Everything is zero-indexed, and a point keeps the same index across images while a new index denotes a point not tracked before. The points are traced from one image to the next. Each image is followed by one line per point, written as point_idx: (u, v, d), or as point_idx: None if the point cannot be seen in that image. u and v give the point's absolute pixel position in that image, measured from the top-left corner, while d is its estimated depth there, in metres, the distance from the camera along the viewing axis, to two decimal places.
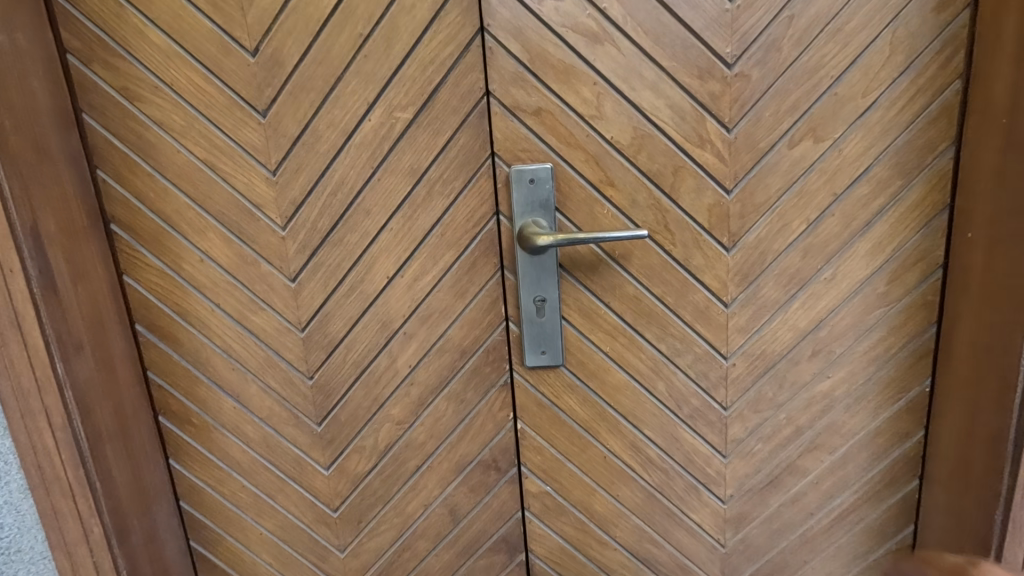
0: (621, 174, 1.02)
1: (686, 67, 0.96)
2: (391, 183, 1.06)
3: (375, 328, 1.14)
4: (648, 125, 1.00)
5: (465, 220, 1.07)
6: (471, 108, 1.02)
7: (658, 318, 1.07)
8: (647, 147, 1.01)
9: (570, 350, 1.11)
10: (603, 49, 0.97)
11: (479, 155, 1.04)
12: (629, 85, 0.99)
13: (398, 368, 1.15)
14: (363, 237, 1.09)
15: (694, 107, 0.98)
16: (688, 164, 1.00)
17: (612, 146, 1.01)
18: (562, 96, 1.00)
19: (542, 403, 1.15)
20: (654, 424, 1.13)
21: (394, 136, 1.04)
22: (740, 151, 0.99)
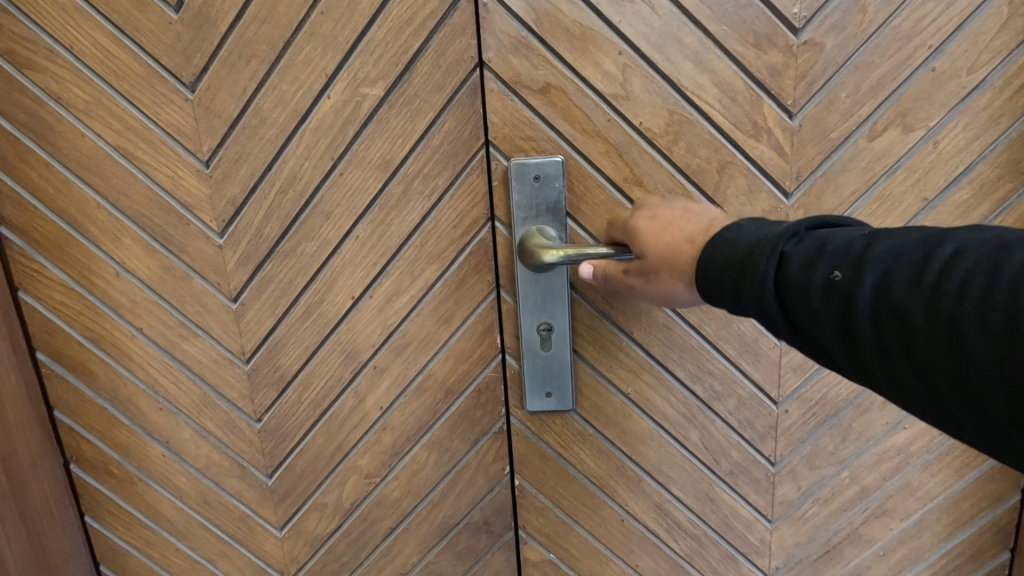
0: (651, 171, 0.81)
1: (740, 33, 0.75)
2: (356, 179, 0.83)
3: (337, 360, 0.91)
4: (687, 108, 0.78)
5: (452, 226, 0.84)
6: (459, 83, 0.79)
7: (694, 352, 0.86)
8: (686, 136, 0.79)
9: (582, 391, 0.89)
10: (632, 7, 0.75)
11: (469, 145, 0.81)
12: (664, 56, 0.76)
13: (367, 410, 0.93)
14: (321, 247, 0.86)
15: (748, 85, 0.77)
16: (738, 160, 0.79)
17: (640, 135, 0.80)
18: (577, 70, 0.78)
19: (546, 455, 0.93)
20: (685, 482, 0.92)
21: (360, 118, 0.81)
22: (806, 142, 0.78)
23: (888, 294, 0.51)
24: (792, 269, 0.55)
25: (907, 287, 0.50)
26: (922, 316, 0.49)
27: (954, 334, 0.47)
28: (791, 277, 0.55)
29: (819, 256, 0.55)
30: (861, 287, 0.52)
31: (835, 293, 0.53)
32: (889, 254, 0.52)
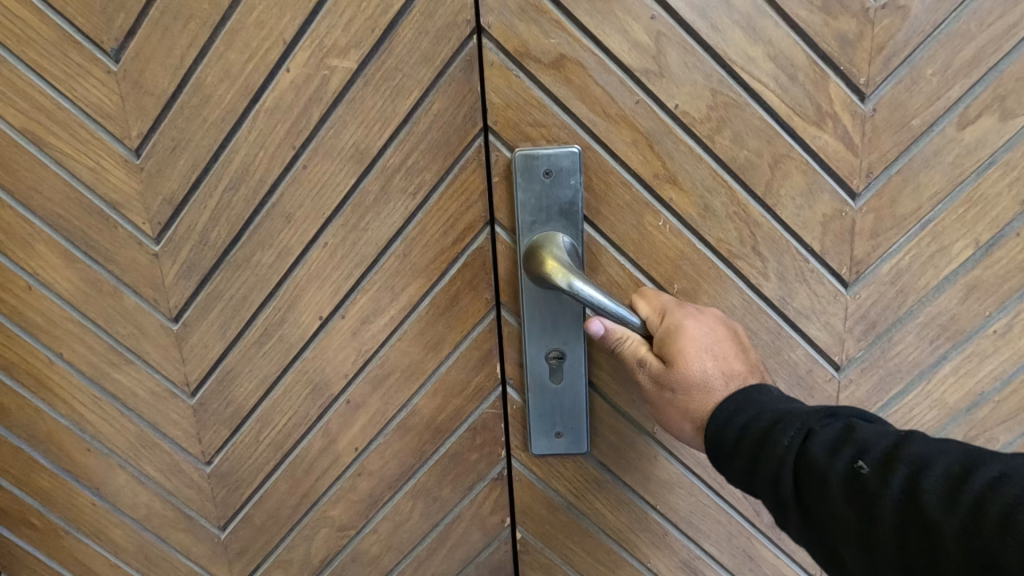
0: (688, 166, 0.67)
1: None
2: (325, 172, 0.67)
3: (303, 393, 0.75)
4: (737, 87, 0.65)
5: (441, 233, 0.68)
6: (451, 54, 0.63)
7: None
8: (732, 122, 0.66)
9: (597, 427, 0.74)
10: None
11: (463, 132, 0.66)
12: (711, 23, 0.63)
13: (339, 453, 0.77)
14: (282, 256, 0.70)
15: (810, 59, 0.64)
16: (795, 152, 0.66)
17: (677, 122, 0.66)
18: (598, 39, 0.63)
19: (553, 503, 0.78)
20: (718, 536, 0.77)
21: (328, 97, 0.65)
22: (881, 131, 0.66)
23: (911, 502, 0.44)
24: (813, 451, 0.50)
25: (934, 499, 0.43)
26: (946, 540, 0.42)
27: None
28: (810, 461, 0.50)
29: (845, 443, 0.49)
30: (884, 487, 0.46)
31: (856, 489, 0.47)
32: (922, 456, 0.45)
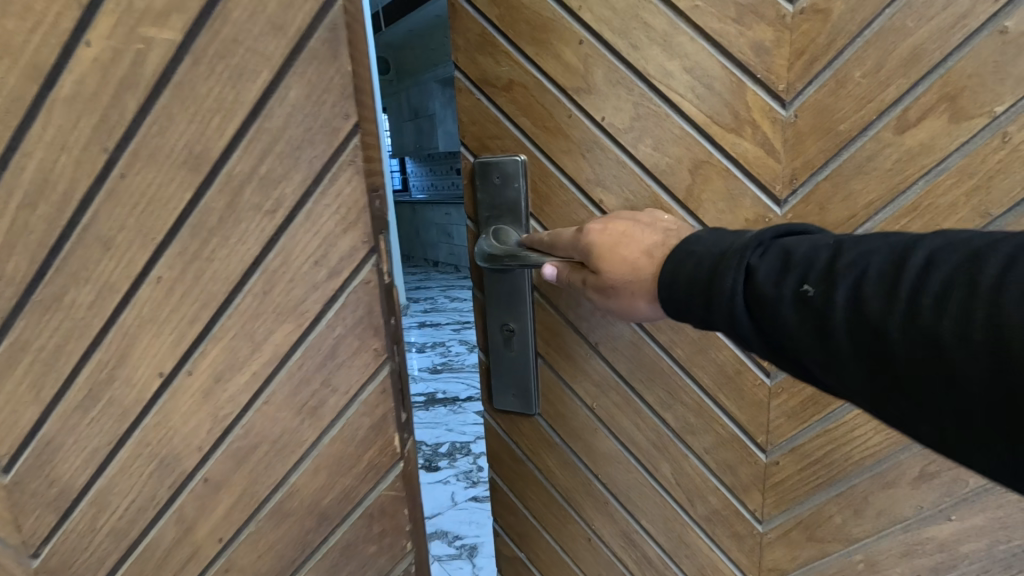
0: (609, 176, 0.78)
1: (717, 8, 0.69)
2: (148, 184, 0.50)
3: (148, 471, 0.57)
4: (659, 98, 0.74)
5: (313, 265, 0.51)
6: (308, 22, 0.46)
7: (668, 381, 0.84)
8: (652, 128, 0.75)
9: (546, 399, 0.93)
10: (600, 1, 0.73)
11: (333, 125, 0.49)
12: (635, 47, 0.73)
13: (200, 545, 0.60)
14: (104, 295, 0.52)
15: (726, 68, 0.70)
16: (714, 160, 0.73)
17: (602, 130, 0.77)
18: (538, 64, 0.78)
19: (517, 457, 0.99)
20: (652, 514, 0.92)
21: (142, 81, 0.47)
22: (806, 136, 0.70)
23: (856, 312, 0.42)
24: (755, 282, 0.48)
25: (879, 302, 0.41)
26: (931, 342, 0.38)
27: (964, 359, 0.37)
28: (756, 294, 0.48)
29: (788, 270, 0.47)
30: (830, 304, 0.44)
31: (806, 310, 0.45)
32: (855, 264, 0.44)
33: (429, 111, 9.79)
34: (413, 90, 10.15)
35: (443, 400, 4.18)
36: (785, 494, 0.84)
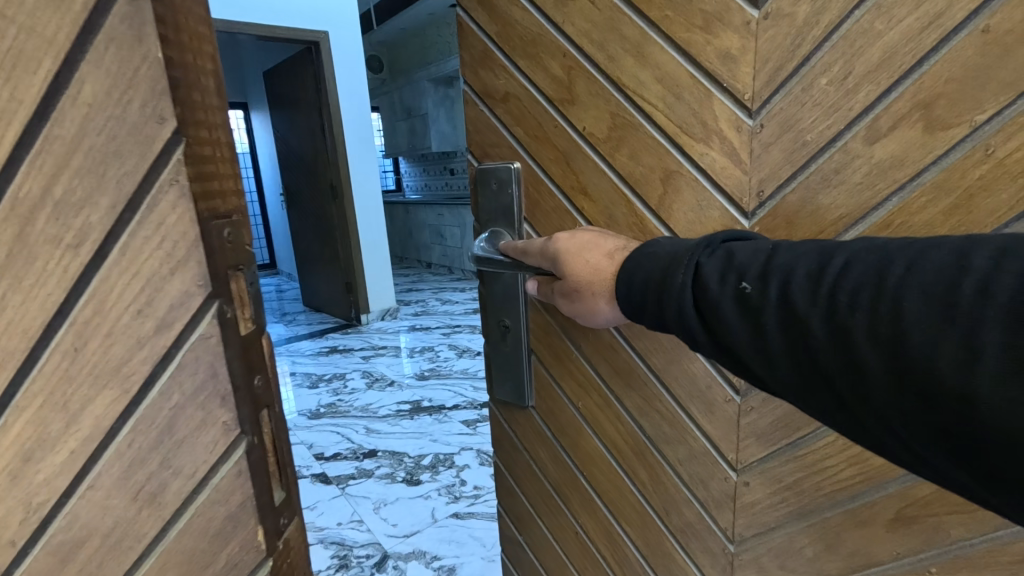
0: (594, 182, 1.20)
1: (686, 22, 1.00)
2: (55, 218, 0.59)
3: (85, 466, 0.66)
4: (639, 118, 1.10)
5: (199, 288, 0.65)
6: (150, 84, 0.59)
7: (638, 377, 1.32)
8: (623, 146, 1.13)
9: (538, 384, 1.55)
10: (622, 61, 1.09)
11: (149, 130, 0.60)
12: (633, 88, 1.09)
13: (140, 530, 0.69)
14: (37, 316, 0.61)
15: (695, 85, 1.02)
16: (683, 168, 1.07)
17: (583, 135, 1.18)
18: (530, 75, 1.23)
19: (529, 423, 1.62)
20: (635, 458, 1.40)
21: (42, 133, 0.57)
22: (770, 138, 0.98)
23: (784, 299, 0.75)
24: (708, 280, 0.83)
25: (804, 298, 0.73)
26: (839, 325, 0.69)
27: (827, 332, 0.70)
28: (708, 291, 0.82)
29: (730, 272, 0.81)
30: (761, 296, 0.77)
31: (743, 298, 0.78)
32: (787, 264, 0.77)
33: (421, 110, 9.82)
34: (405, 90, 10.05)
35: (430, 409, 4.08)
36: (751, 452, 1.20)
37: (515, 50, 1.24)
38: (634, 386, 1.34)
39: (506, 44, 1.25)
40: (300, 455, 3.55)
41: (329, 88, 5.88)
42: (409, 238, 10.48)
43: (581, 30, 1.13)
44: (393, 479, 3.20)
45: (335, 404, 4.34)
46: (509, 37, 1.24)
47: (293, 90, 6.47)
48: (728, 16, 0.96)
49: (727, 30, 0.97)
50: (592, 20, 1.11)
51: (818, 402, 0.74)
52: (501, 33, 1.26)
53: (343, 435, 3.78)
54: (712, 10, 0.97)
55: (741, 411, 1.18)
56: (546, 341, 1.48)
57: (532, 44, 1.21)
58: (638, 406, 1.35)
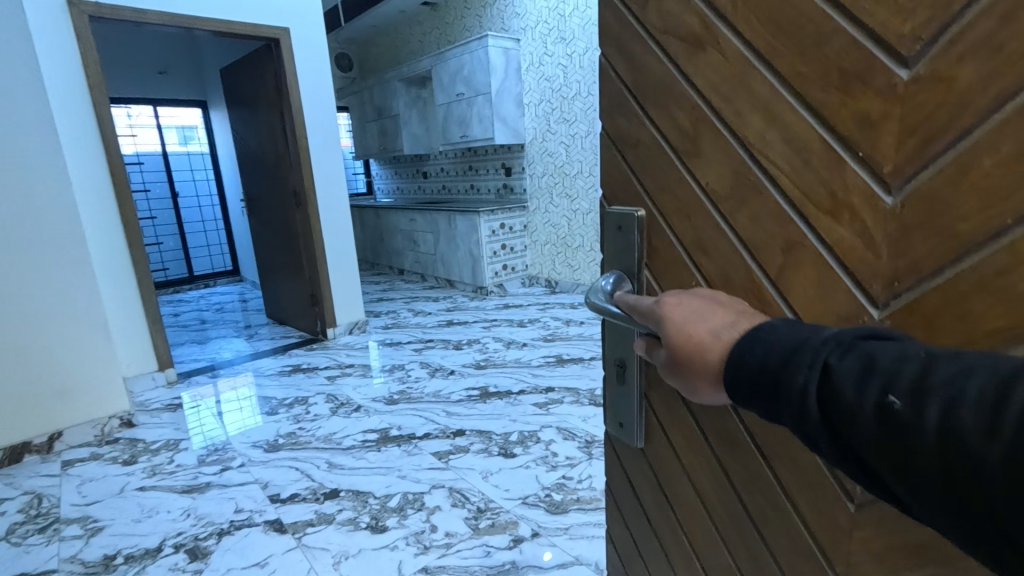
0: (713, 239, 0.87)
1: (822, 74, 0.65)
2: None
3: None
4: (758, 173, 0.77)
5: None
6: None
7: (742, 437, 0.95)
8: (745, 210, 0.80)
9: (645, 426, 1.19)
10: (749, 121, 0.76)
11: None
12: (758, 148, 0.75)
13: None
14: None
15: (824, 142, 0.66)
16: (807, 241, 0.72)
17: (707, 192, 0.86)
18: (657, 121, 0.92)
19: (633, 467, 1.28)
20: (738, 535, 1.01)
21: None
22: (910, 227, 0.60)
23: (947, 431, 0.49)
24: (842, 387, 0.56)
25: (974, 431, 0.47)
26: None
27: (1005, 484, 0.45)
28: (840, 398, 0.56)
29: (872, 378, 0.55)
30: (914, 418, 0.51)
31: (885, 417, 0.53)
32: (952, 383, 0.50)
33: (392, 112, 9.50)
34: (376, 91, 9.67)
35: (399, 439, 3.79)
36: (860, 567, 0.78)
37: (638, 86, 0.94)
38: (741, 452, 0.96)
39: (629, 78, 0.95)
40: (253, 497, 3.20)
41: (291, 90, 5.50)
42: (381, 243, 10.11)
43: (707, 73, 0.80)
44: (357, 526, 2.89)
45: (295, 434, 3.99)
46: (633, 71, 0.94)
47: (253, 90, 6.05)
48: (868, 70, 0.60)
49: (866, 91, 0.60)
50: (719, 67, 0.78)
51: (982, 545, 0.50)
52: (622, 66, 0.96)
53: (303, 472, 3.45)
54: (850, 64, 0.61)
55: (854, 524, 0.77)
56: (654, 375, 1.14)
57: (656, 85, 0.89)
58: (745, 477, 0.96)
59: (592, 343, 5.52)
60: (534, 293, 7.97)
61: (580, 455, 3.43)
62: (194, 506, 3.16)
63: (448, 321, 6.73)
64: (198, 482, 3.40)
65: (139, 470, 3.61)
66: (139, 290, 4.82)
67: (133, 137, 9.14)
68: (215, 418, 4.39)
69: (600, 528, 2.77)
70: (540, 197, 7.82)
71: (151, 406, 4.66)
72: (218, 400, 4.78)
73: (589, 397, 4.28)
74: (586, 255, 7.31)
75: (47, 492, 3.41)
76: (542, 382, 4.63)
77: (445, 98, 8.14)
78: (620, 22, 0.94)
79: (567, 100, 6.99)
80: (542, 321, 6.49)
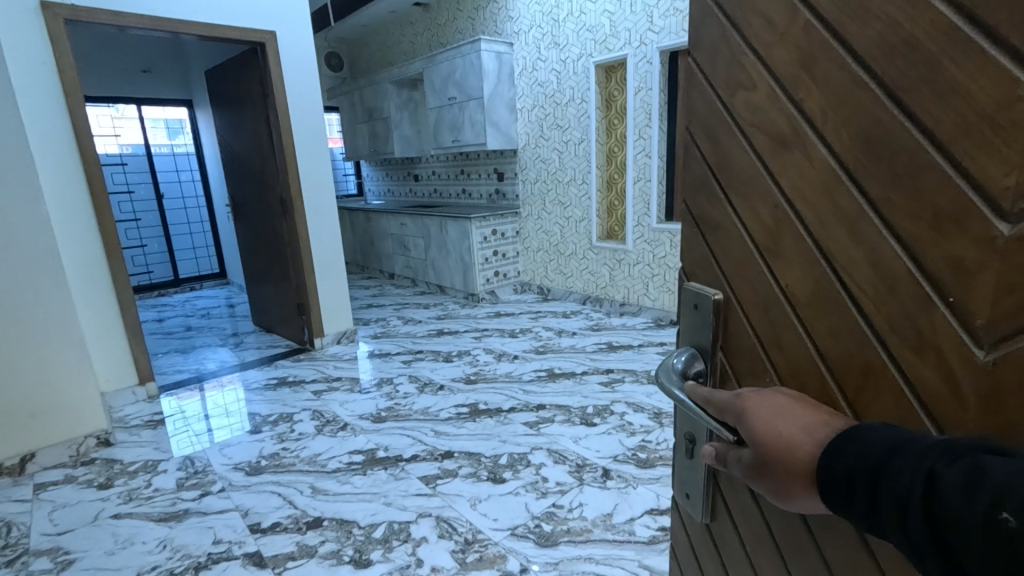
0: (790, 339, 0.90)
1: (911, 209, 0.65)
2: None
3: None
4: (837, 288, 0.78)
5: None
6: None
7: (806, 546, 0.95)
8: (824, 320, 0.81)
9: (711, 508, 1.24)
10: (832, 232, 0.77)
11: None
12: (839, 262, 0.76)
13: None
14: None
15: (910, 276, 0.66)
16: (889, 369, 0.71)
17: (786, 292, 0.89)
18: (740, 209, 0.97)
19: (701, 546, 1.32)
20: None
21: None
22: (1004, 386, 0.58)
23: None
24: (947, 492, 0.55)
25: None
26: None
27: None
28: (944, 501, 0.55)
29: (981, 489, 0.53)
30: None
31: (995, 532, 0.51)
32: None
33: (381, 113, 9.35)
34: (366, 91, 9.50)
35: (385, 462, 3.69)
36: None
37: (725, 174, 0.99)
38: (809, 561, 0.95)
39: (716, 164, 1.01)
40: (232, 526, 3.10)
41: (277, 95, 5.36)
42: (370, 247, 9.95)
43: (793, 175, 0.83)
44: (339, 560, 2.79)
45: (278, 454, 3.88)
46: (720, 158, 1.00)
47: (238, 94, 5.90)
48: (964, 215, 0.59)
49: (962, 235, 0.59)
50: (805, 174, 0.80)
51: None
52: (710, 152, 1.03)
53: (285, 498, 3.34)
54: (945, 206, 0.61)
55: None
56: None
57: (743, 177, 0.94)
58: None
59: (584, 357, 5.43)
60: (526, 300, 7.87)
61: (570, 481, 3.36)
62: (171, 536, 3.05)
63: (438, 331, 6.63)
64: (176, 510, 3.28)
65: (115, 495, 3.48)
66: (117, 303, 4.68)
67: (115, 136, 8.93)
68: (203, 433, 4.31)
69: (590, 563, 2.69)
70: (532, 203, 7.72)
71: (130, 422, 4.52)
72: (206, 413, 4.70)
73: (581, 416, 4.20)
74: (578, 264, 7.23)
75: (17, 520, 3.28)
76: (533, 399, 4.55)
77: (436, 102, 8.00)
78: (710, 109, 1.01)
79: (561, 106, 6.89)
80: (534, 331, 6.40)
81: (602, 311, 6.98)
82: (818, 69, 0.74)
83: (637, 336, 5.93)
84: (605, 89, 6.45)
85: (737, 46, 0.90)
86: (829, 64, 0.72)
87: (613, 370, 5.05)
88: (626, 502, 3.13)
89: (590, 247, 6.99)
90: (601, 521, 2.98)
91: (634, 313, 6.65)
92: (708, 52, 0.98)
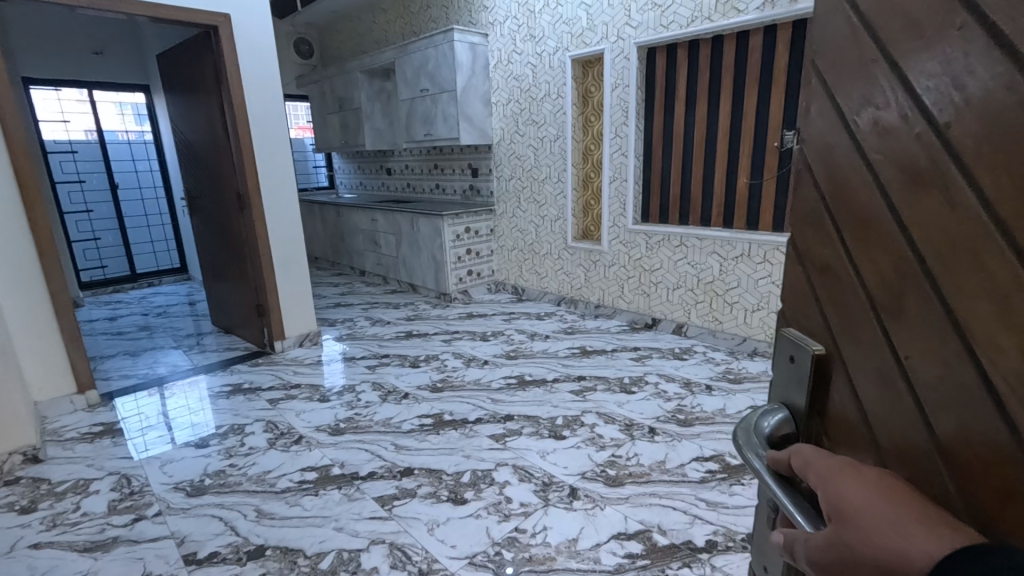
0: (901, 446, 0.57)
1: None
2: None
3: None
4: (979, 403, 0.46)
5: None
6: None
7: None
8: (956, 436, 0.49)
9: None
10: (978, 310, 0.45)
11: None
12: (987, 359, 0.44)
13: None
14: None
15: None
16: None
17: (903, 377, 0.56)
18: (849, 247, 0.64)
19: None
20: None
21: None
22: None
23: None
24: None
25: None
26: None
27: None
28: None
29: None
30: None
31: None
32: None
33: (352, 104, 8.97)
34: (337, 80, 9.09)
35: (339, 481, 3.45)
36: None
37: (836, 198, 0.66)
38: None
39: (825, 186, 0.68)
40: (164, 557, 2.83)
41: (232, 83, 5.00)
42: (340, 242, 9.59)
43: (926, 222, 0.50)
44: None
45: (224, 471, 3.61)
46: (832, 175, 0.66)
47: (192, 80, 5.50)
48: None
49: None
50: (943, 222, 0.48)
51: None
52: (820, 170, 0.69)
53: (227, 523, 3.08)
54: None
55: None
56: None
57: (856, 204, 0.61)
58: None
59: (556, 363, 5.25)
60: (500, 300, 7.66)
61: (535, 501, 3.17)
62: (94, 570, 2.77)
63: (407, 333, 6.39)
64: (104, 538, 3.00)
65: (37, 520, 3.17)
66: (51, 305, 4.31)
67: (64, 122, 8.13)
68: (163, 440, 4.09)
69: None
70: (507, 201, 7.50)
71: (64, 435, 4.17)
72: (168, 416, 4.49)
73: (549, 428, 4.01)
74: (553, 263, 7.05)
75: None
76: (500, 409, 4.35)
77: (408, 94, 7.68)
78: (824, 121, 0.67)
79: (537, 101, 6.66)
80: (507, 334, 6.19)
81: (577, 312, 6.80)
82: (981, 81, 0.43)
83: (611, 340, 5.77)
84: (581, 85, 6.25)
85: (868, 48, 0.58)
86: (987, 85, 0.42)
87: (586, 377, 4.88)
88: (592, 525, 2.95)
89: (565, 247, 6.80)
90: (565, 547, 2.80)
91: (609, 315, 6.49)
92: (831, 55, 0.65)
